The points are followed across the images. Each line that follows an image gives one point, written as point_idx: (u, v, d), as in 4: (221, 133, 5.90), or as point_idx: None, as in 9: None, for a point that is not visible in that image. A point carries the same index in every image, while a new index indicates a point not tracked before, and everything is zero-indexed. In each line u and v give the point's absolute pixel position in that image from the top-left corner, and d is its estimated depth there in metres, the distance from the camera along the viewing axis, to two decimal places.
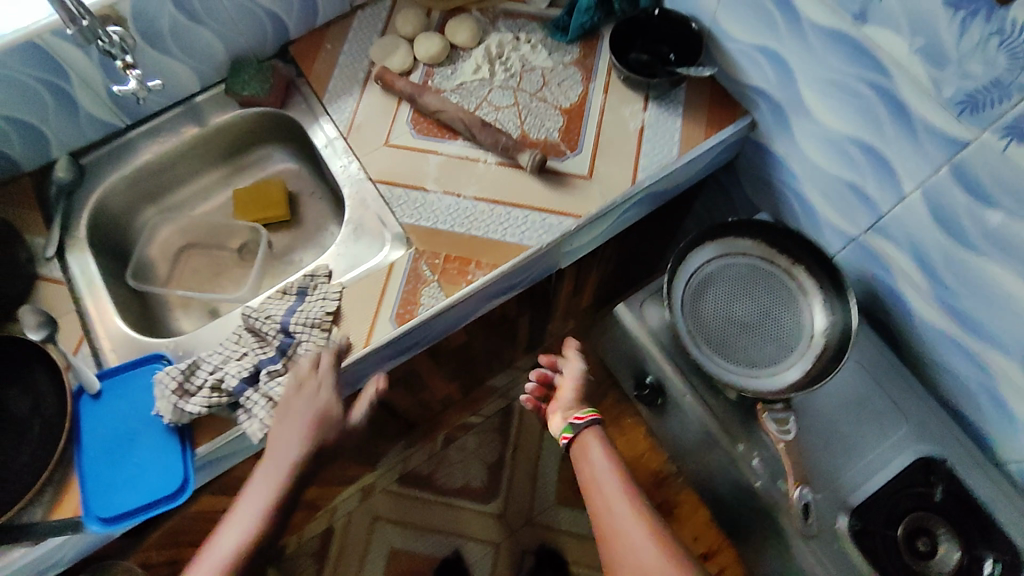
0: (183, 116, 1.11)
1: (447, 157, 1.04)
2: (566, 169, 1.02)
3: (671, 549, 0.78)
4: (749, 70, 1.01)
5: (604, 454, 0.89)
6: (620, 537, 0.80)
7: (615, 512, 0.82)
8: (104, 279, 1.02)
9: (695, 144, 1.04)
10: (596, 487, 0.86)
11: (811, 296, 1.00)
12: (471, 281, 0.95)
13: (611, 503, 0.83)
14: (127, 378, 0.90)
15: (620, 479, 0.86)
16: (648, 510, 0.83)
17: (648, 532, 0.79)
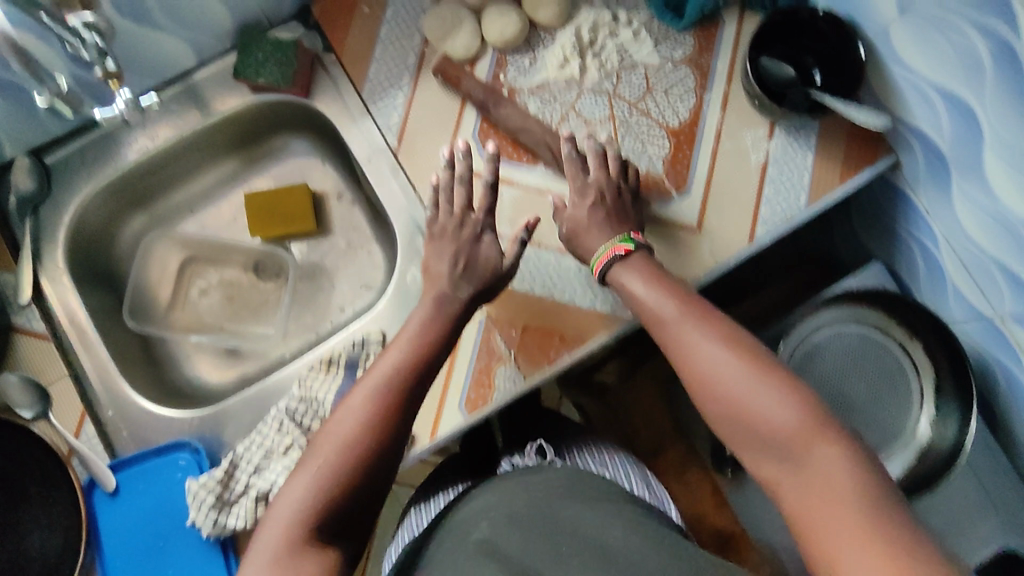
0: (180, 98, 0.85)
1: (525, 191, 0.83)
2: (671, 217, 0.84)
3: (782, 396, 0.59)
4: (913, 107, 0.80)
5: (649, 284, 0.70)
6: (723, 392, 0.61)
7: (708, 352, 0.63)
8: (98, 324, 0.83)
9: (828, 190, 0.85)
10: (659, 315, 0.68)
11: (925, 380, 0.89)
12: (555, 359, 0.81)
13: (694, 344, 0.64)
14: (148, 471, 0.76)
15: (711, 322, 0.65)
16: (731, 331, 0.64)
17: (745, 390, 0.60)
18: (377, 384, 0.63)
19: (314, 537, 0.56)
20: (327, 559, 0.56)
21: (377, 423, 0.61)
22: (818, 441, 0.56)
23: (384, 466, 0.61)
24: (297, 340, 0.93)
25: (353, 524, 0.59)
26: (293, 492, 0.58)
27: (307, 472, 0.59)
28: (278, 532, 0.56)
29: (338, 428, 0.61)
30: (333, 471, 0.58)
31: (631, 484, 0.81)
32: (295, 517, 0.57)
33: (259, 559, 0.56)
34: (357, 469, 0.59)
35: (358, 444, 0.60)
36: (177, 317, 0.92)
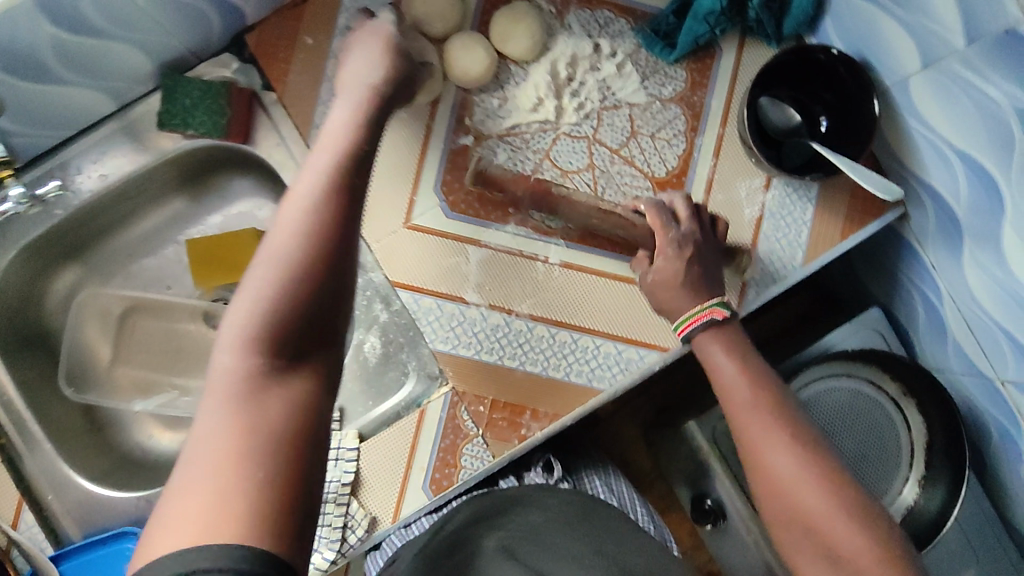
0: (118, 136, 0.76)
1: (494, 251, 0.76)
2: None
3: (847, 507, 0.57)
4: (928, 164, 0.72)
5: (737, 363, 0.65)
6: (795, 513, 0.58)
7: (775, 458, 0.60)
8: (30, 397, 0.77)
9: (827, 248, 0.77)
10: (736, 406, 0.63)
11: (914, 436, 0.84)
12: (525, 436, 0.75)
13: (765, 450, 0.60)
14: (92, 562, 0.72)
15: (790, 416, 0.62)
16: (806, 429, 0.61)
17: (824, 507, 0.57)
18: (325, 181, 0.50)
19: (271, 361, 0.45)
20: (295, 393, 0.45)
21: (329, 216, 0.48)
22: (889, 566, 0.54)
23: (342, 264, 0.48)
24: None
25: (321, 333, 0.47)
26: (239, 314, 0.45)
27: (252, 286, 0.46)
28: (228, 364, 0.44)
29: (280, 237, 0.47)
30: (283, 277, 0.45)
31: (639, 514, 0.79)
32: (245, 346, 0.44)
33: (210, 396, 0.44)
34: (306, 259, 0.46)
35: (309, 241, 0.47)
36: (121, 375, 0.85)
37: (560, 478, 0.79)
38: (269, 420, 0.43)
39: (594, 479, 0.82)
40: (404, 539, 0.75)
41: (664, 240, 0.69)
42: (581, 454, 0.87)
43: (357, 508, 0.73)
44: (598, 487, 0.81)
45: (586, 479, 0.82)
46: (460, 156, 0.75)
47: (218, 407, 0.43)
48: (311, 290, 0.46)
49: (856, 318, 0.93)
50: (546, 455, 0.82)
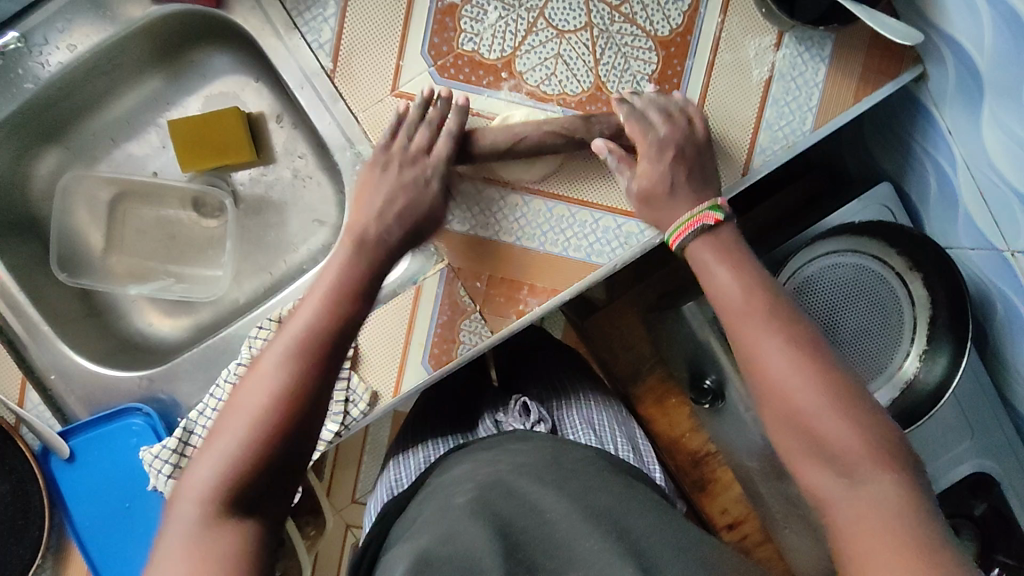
0: (83, 2, 0.71)
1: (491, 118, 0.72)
2: None
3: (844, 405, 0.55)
4: (953, 14, 0.67)
5: (731, 270, 0.62)
6: (773, 386, 0.56)
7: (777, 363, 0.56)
8: (24, 282, 0.76)
9: (838, 111, 0.73)
10: (737, 315, 0.60)
11: (919, 312, 0.84)
12: (524, 311, 0.74)
13: (763, 352, 0.57)
14: (103, 436, 0.74)
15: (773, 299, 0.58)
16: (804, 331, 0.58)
17: (816, 393, 0.54)
18: (288, 349, 0.56)
19: (228, 509, 0.52)
20: (242, 535, 0.51)
21: (298, 393, 0.56)
22: (883, 469, 0.53)
23: (309, 430, 0.56)
24: (250, 284, 0.85)
25: (269, 500, 0.54)
26: (203, 473, 0.53)
27: (216, 447, 0.53)
28: (189, 515, 0.51)
29: (254, 393, 0.55)
30: (240, 443, 0.53)
31: (619, 446, 0.78)
32: (205, 494, 0.52)
33: (170, 541, 0.51)
34: (264, 455, 0.53)
35: (284, 393, 0.55)
36: (116, 262, 0.84)
37: (539, 415, 0.80)
38: (214, 564, 0.49)
39: (574, 416, 0.82)
40: (393, 490, 0.76)
41: (645, 145, 0.68)
42: (563, 389, 0.88)
43: (357, 383, 0.74)
44: (578, 424, 0.81)
45: (566, 417, 0.83)
46: (448, 16, 0.70)
47: (176, 553, 0.50)
48: (266, 461, 0.53)
49: (864, 193, 0.89)
50: (522, 398, 0.83)
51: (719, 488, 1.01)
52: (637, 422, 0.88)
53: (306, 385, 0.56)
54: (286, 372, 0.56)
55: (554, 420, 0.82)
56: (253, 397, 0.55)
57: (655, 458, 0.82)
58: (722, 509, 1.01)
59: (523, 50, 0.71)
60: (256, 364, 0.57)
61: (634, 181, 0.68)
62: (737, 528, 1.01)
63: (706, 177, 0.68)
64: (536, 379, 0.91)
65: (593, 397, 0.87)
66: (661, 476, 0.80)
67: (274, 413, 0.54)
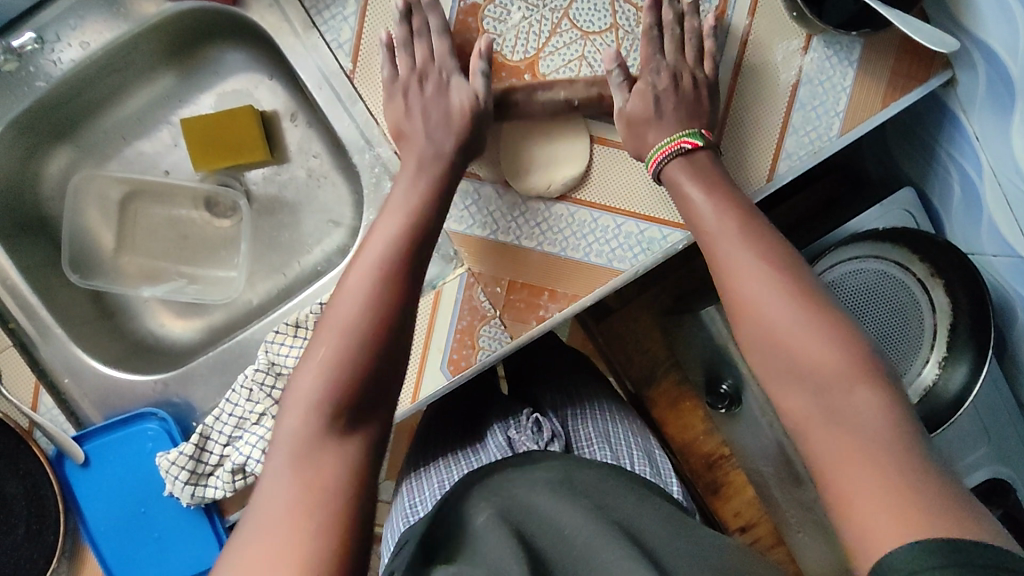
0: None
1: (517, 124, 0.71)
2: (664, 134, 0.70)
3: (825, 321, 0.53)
4: (987, 19, 0.66)
5: (706, 195, 0.61)
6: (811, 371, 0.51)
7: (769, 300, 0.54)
8: (36, 283, 0.75)
9: (866, 117, 0.72)
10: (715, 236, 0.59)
11: (939, 319, 0.81)
12: (544, 317, 0.72)
13: (741, 279, 0.56)
14: (118, 440, 0.73)
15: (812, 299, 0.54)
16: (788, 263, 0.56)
17: None
18: (378, 273, 0.57)
19: (344, 416, 0.51)
20: (354, 448, 0.51)
21: (362, 379, 0.53)
22: (861, 383, 0.49)
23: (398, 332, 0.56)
24: (264, 285, 0.84)
25: (377, 409, 0.54)
26: (305, 379, 0.52)
27: (313, 363, 0.53)
28: (292, 426, 0.51)
29: (344, 310, 0.55)
30: (341, 348, 0.53)
31: (635, 460, 0.75)
32: (313, 404, 0.51)
33: (275, 458, 0.50)
34: (357, 373, 0.53)
35: (376, 320, 0.55)
36: (128, 263, 0.83)
37: (551, 433, 0.77)
38: (327, 480, 0.48)
39: (587, 428, 0.80)
40: (410, 518, 0.73)
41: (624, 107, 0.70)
42: (579, 402, 0.85)
43: None
44: (592, 438, 0.78)
45: (579, 429, 0.80)
46: (470, 16, 0.69)
47: (280, 472, 0.49)
48: (371, 355, 0.54)
49: (891, 198, 0.88)
50: (535, 413, 0.79)
51: (732, 490, 1.00)
52: (655, 436, 0.85)
53: (394, 301, 0.56)
54: (372, 299, 0.56)
55: (568, 435, 0.79)
56: (348, 307, 0.55)
57: (672, 470, 0.80)
58: (735, 512, 1.00)
59: (546, 52, 0.70)
60: (340, 283, 0.57)
61: (628, 102, 0.67)
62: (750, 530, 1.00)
63: (699, 111, 0.68)
64: (548, 388, 0.89)
65: (609, 407, 0.85)
66: (680, 490, 0.77)
67: (367, 320, 0.55)
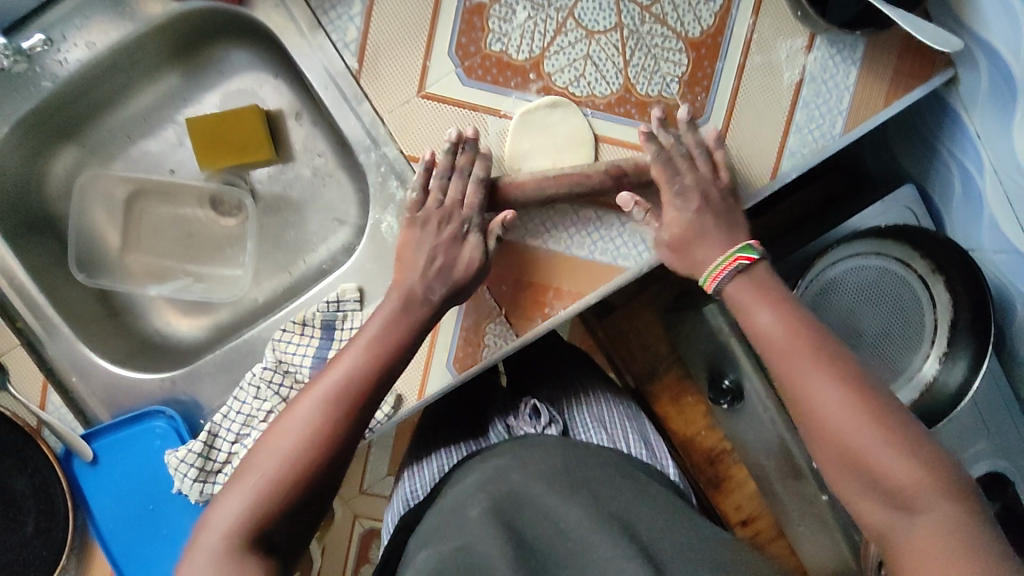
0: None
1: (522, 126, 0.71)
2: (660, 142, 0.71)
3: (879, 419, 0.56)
4: (989, 18, 0.66)
5: (774, 313, 0.63)
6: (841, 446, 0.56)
7: (826, 396, 0.58)
8: (44, 282, 0.75)
9: (868, 115, 0.72)
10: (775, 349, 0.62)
11: (940, 314, 0.82)
12: (549, 314, 0.73)
13: (807, 378, 0.59)
14: (126, 438, 0.73)
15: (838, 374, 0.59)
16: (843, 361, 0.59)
17: None
18: (329, 392, 0.61)
19: (253, 545, 0.56)
20: (265, 567, 0.56)
21: (289, 487, 0.58)
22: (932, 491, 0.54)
23: (329, 471, 0.60)
24: (269, 284, 0.85)
25: (292, 531, 0.59)
26: (234, 500, 0.58)
27: (246, 484, 0.58)
28: (213, 541, 0.56)
29: (286, 432, 0.60)
30: (271, 487, 0.58)
31: (632, 444, 0.78)
32: (234, 526, 0.56)
33: (193, 566, 0.56)
34: (283, 504, 0.58)
35: (311, 436, 0.59)
36: (133, 261, 0.83)
37: (551, 425, 0.79)
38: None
39: (584, 417, 0.82)
40: (410, 502, 0.76)
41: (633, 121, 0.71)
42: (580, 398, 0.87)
43: None
44: (588, 424, 0.81)
45: (576, 417, 0.83)
46: (476, 15, 0.70)
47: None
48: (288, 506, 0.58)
49: (892, 194, 0.88)
50: (532, 400, 0.82)
51: (733, 484, 1.01)
52: (649, 418, 0.87)
53: (331, 430, 0.60)
54: (319, 419, 0.60)
55: (565, 422, 0.82)
56: (290, 429, 0.60)
57: (666, 450, 0.82)
58: (737, 505, 1.01)
59: (551, 51, 0.71)
60: (292, 403, 0.62)
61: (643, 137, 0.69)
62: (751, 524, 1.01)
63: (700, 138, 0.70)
64: (546, 379, 0.91)
65: (610, 401, 0.86)
66: (676, 471, 0.79)
67: (309, 445, 0.59)
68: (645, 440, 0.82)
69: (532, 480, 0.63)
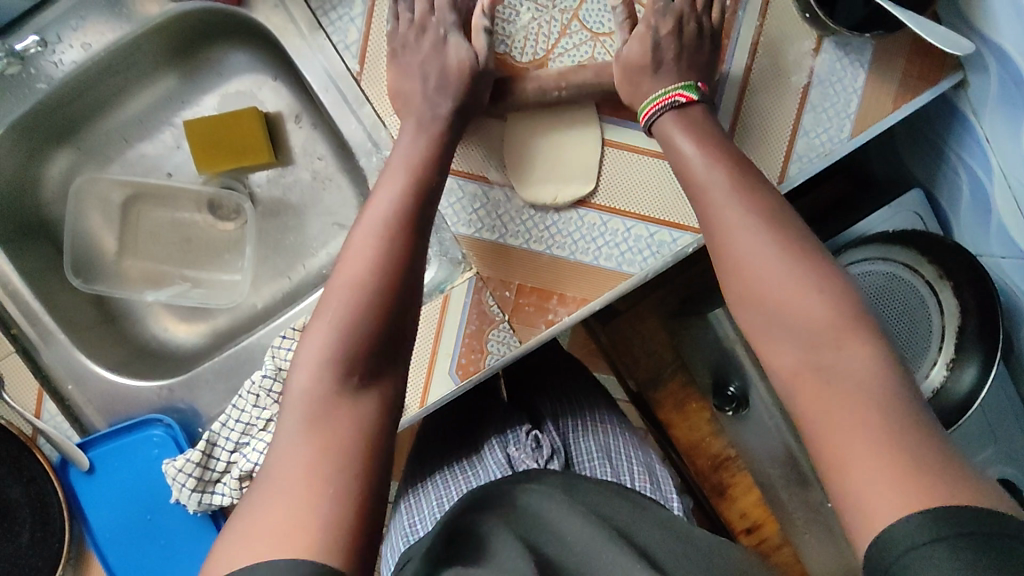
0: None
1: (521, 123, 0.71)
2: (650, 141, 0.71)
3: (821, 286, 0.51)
4: (1000, 21, 0.65)
5: (707, 161, 0.59)
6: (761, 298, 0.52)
7: (769, 256, 0.52)
8: (38, 289, 0.74)
9: (877, 119, 0.71)
10: (716, 198, 0.56)
11: (948, 321, 0.81)
12: (553, 321, 0.72)
13: (739, 251, 0.54)
14: (122, 446, 0.72)
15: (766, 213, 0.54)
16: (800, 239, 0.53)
17: None
18: (412, 182, 0.60)
19: (356, 377, 0.51)
20: (362, 411, 0.50)
21: (375, 297, 0.53)
22: (852, 340, 0.48)
23: (407, 288, 0.55)
24: (269, 288, 0.83)
25: (391, 367, 0.53)
26: (318, 337, 0.52)
27: (324, 324, 0.52)
28: (303, 381, 0.50)
29: (361, 236, 0.56)
30: (355, 294, 0.52)
31: (635, 479, 0.75)
32: (331, 358, 0.50)
33: (285, 425, 0.49)
34: (367, 337, 0.51)
35: (392, 225, 0.57)
36: (130, 267, 0.82)
37: (552, 455, 0.75)
38: (339, 438, 0.48)
39: (589, 443, 0.79)
40: (410, 538, 0.72)
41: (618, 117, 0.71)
42: (579, 411, 0.85)
43: None
44: (591, 450, 0.78)
45: (579, 444, 0.79)
46: None
47: (291, 436, 0.47)
48: (373, 334, 0.52)
49: (897, 201, 0.87)
50: (534, 429, 0.78)
51: (738, 490, 0.99)
52: (654, 451, 0.85)
53: (410, 215, 0.58)
54: (393, 221, 0.57)
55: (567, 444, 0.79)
56: (357, 249, 0.55)
57: (672, 486, 0.79)
58: (740, 513, 0.99)
59: (555, 54, 0.70)
60: (365, 205, 0.59)
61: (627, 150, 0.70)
62: (756, 531, 1.00)
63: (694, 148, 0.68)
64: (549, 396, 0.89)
65: (610, 425, 0.84)
66: (681, 506, 0.77)
67: (385, 247, 0.55)
68: (649, 470, 0.79)
69: (535, 491, 0.62)
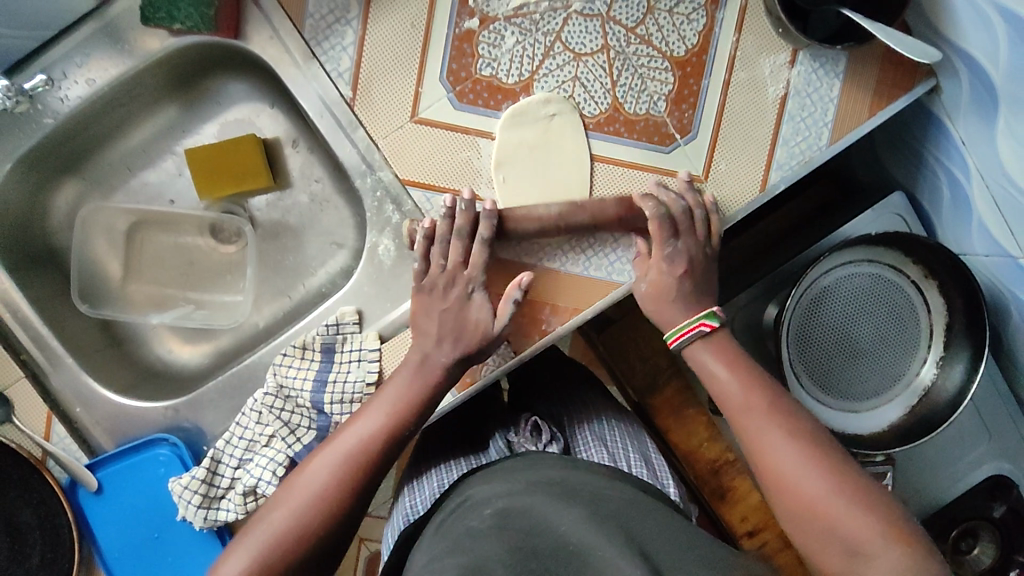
0: (101, 38, 0.71)
1: (515, 132, 0.72)
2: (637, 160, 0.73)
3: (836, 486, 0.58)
4: (968, 30, 0.68)
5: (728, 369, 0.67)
6: (785, 494, 0.60)
7: (780, 452, 0.61)
8: (47, 315, 0.76)
9: (854, 126, 0.74)
10: (734, 408, 0.65)
11: (935, 318, 0.85)
12: (547, 331, 0.73)
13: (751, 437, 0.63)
14: (129, 467, 0.74)
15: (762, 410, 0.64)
16: (807, 429, 0.62)
17: None
18: (390, 407, 0.66)
19: None
20: None
21: (329, 513, 0.61)
22: (877, 542, 0.55)
23: (347, 530, 0.62)
24: (270, 308, 0.86)
25: (298, 564, 0.59)
26: (313, 479, 0.62)
27: (276, 515, 0.60)
28: (251, 544, 0.59)
29: (339, 446, 0.64)
30: (311, 508, 0.60)
31: (632, 463, 0.78)
32: (261, 564, 0.58)
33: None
34: (290, 556, 0.59)
35: (357, 463, 0.63)
36: (135, 291, 0.84)
37: (555, 442, 0.79)
38: None
39: (586, 436, 0.82)
40: (408, 517, 0.76)
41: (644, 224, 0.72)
42: (574, 411, 0.88)
43: None
44: (588, 442, 0.81)
45: (578, 437, 0.83)
46: (465, 42, 0.71)
47: (218, 573, 0.56)
48: (313, 532, 0.60)
49: (883, 202, 0.88)
50: (534, 418, 0.82)
51: (738, 495, 0.99)
52: (649, 436, 0.88)
53: (377, 453, 0.64)
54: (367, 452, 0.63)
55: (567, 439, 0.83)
56: (331, 458, 0.63)
57: (667, 469, 0.82)
58: (742, 516, 0.99)
59: (540, 74, 0.72)
60: (353, 418, 0.66)
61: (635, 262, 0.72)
62: (758, 535, 0.99)
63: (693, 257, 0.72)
64: (547, 398, 0.92)
65: (606, 419, 0.87)
66: (678, 492, 0.79)
67: (344, 487, 0.62)
68: (645, 455, 0.82)
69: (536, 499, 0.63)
